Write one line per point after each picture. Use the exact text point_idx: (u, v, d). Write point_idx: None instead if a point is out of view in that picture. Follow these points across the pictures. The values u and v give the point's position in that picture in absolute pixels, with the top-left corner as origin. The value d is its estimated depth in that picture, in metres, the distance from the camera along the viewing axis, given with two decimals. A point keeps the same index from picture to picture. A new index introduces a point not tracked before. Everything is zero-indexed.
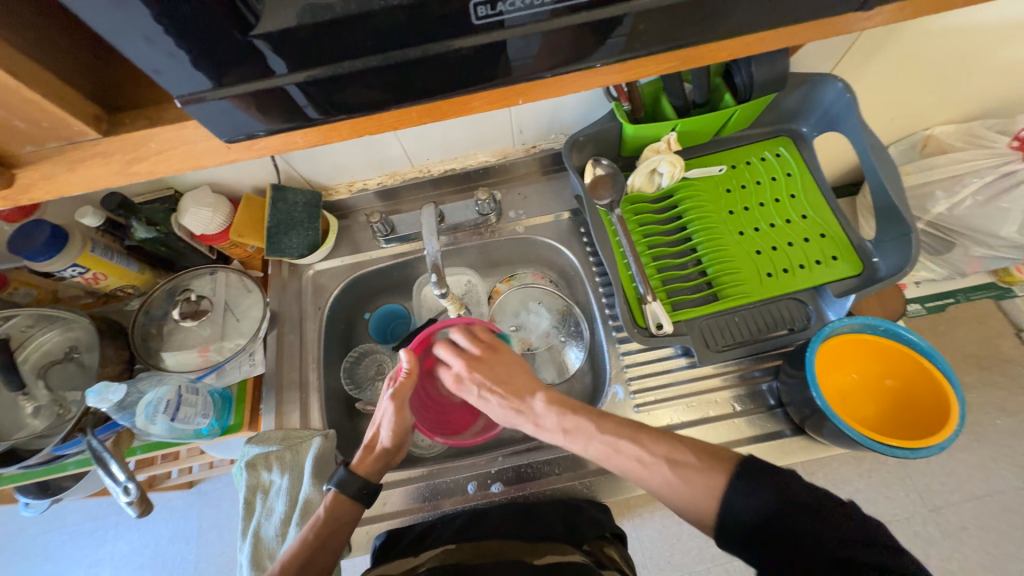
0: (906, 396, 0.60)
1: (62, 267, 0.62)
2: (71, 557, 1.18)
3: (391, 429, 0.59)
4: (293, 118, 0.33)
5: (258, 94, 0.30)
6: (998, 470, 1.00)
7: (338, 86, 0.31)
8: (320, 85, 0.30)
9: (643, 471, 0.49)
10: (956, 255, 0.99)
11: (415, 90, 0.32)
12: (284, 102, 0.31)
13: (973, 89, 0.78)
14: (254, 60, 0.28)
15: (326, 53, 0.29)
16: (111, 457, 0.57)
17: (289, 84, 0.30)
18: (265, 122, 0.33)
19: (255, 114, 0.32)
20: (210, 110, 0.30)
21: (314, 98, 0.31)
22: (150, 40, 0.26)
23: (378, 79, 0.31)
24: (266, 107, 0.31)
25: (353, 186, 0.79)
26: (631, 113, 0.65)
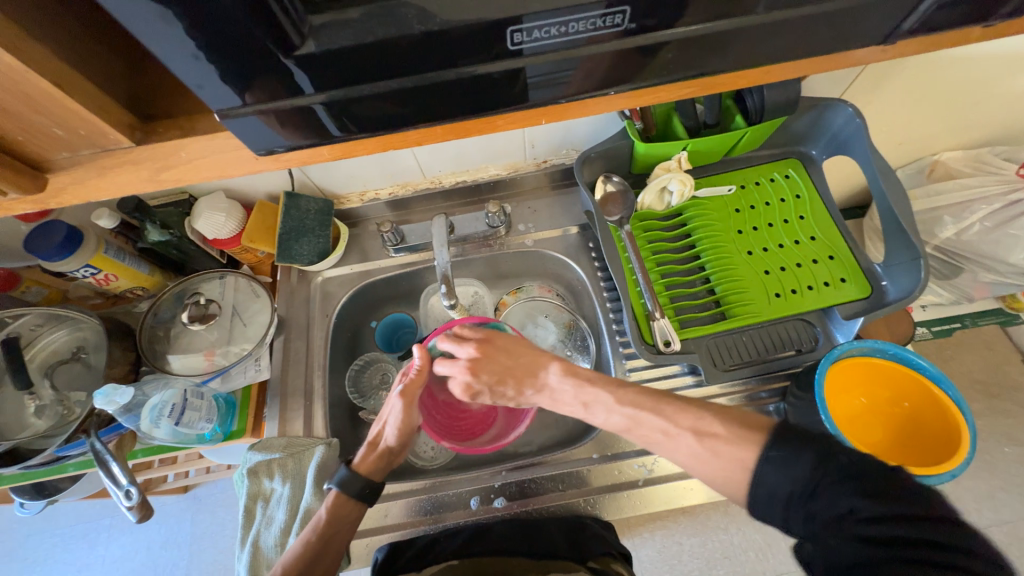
0: (916, 422, 0.59)
1: (74, 268, 0.62)
2: (61, 560, 1.16)
3: (396, 427, 0.59)
4: (318, 134, 0.33)
5: (287, 112, 0.31)
6: (1006, 499, 0.99)
7: (363, 105, 0.31)
8: (346, 105, 0.31)
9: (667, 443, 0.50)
10: (964, 280, 1.00)
11: (440, 109, 0.33)
12: (312, 119, 0.32)
13: (982, 117, 0.79)
14: (286, 78, 0.29)
15: (357, 74, 0.29)
16: (112, 460, 0.57)
17: (317, 104, 0.30)
18: (289, 137, 0.33)
19: (280, 130, 0.32)
20: (242, 124, 0.31)
21: (339, 117, 0.32)
22: (196, 58, 0.26)
23: (404, 100, 0.32)
24: (293, 124, 0.32)
25: (365, 195, 0.80)
26: (643, 130, 0.66)
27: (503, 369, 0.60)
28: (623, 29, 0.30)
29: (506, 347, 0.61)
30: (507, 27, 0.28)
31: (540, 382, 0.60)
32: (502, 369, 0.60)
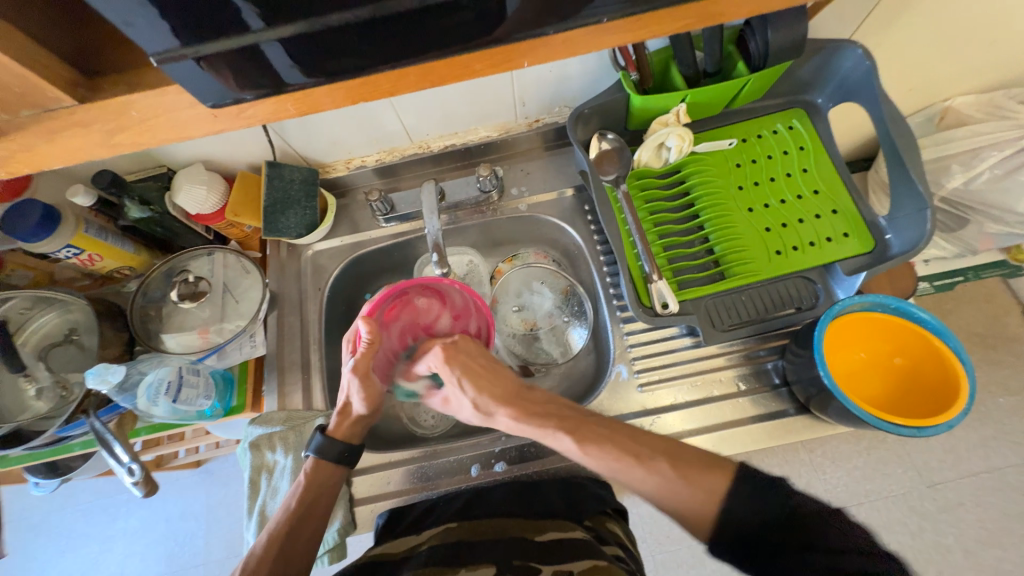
0: (914, 374, 0.59)
1: (56, 248, 0.60)
2: (85, 533, 1.21)
3: (363, 397, 0.56)
4: (278, 79, 0.31)
5: (238, 53, 0.28)
6: (997, 447, 1.01)
7: (323, 41, 0.29)
8: (301, 42, 0.29)
9: (637, 468, 0.48)
10: (969, 232, 0.97)
11: (407, 48, 0.30)
12: (266, 62, 0.29)
13: (998, 56, 0.75)
14: (229, 12, 0.26)
15: (305, 7, 0.27)
16: (114, 439, 0.57)
17: (268, 42, 0.28)
18: (247, 86, 0.31)
19: (234, 77, 0.30)
20: (184, 68, 0.28)
21: (298, 57, 0.30)
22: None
23: (366, 36, 0.29)
24: (247, 68, 0.30)
25: (351, 162, 0.77)
26: (639, 83, 0.62)
27: (474, 369, 0.57)
28: None
29: (472, 349, 0.58)
30: None
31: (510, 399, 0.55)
32: (472, 364, 0.57)
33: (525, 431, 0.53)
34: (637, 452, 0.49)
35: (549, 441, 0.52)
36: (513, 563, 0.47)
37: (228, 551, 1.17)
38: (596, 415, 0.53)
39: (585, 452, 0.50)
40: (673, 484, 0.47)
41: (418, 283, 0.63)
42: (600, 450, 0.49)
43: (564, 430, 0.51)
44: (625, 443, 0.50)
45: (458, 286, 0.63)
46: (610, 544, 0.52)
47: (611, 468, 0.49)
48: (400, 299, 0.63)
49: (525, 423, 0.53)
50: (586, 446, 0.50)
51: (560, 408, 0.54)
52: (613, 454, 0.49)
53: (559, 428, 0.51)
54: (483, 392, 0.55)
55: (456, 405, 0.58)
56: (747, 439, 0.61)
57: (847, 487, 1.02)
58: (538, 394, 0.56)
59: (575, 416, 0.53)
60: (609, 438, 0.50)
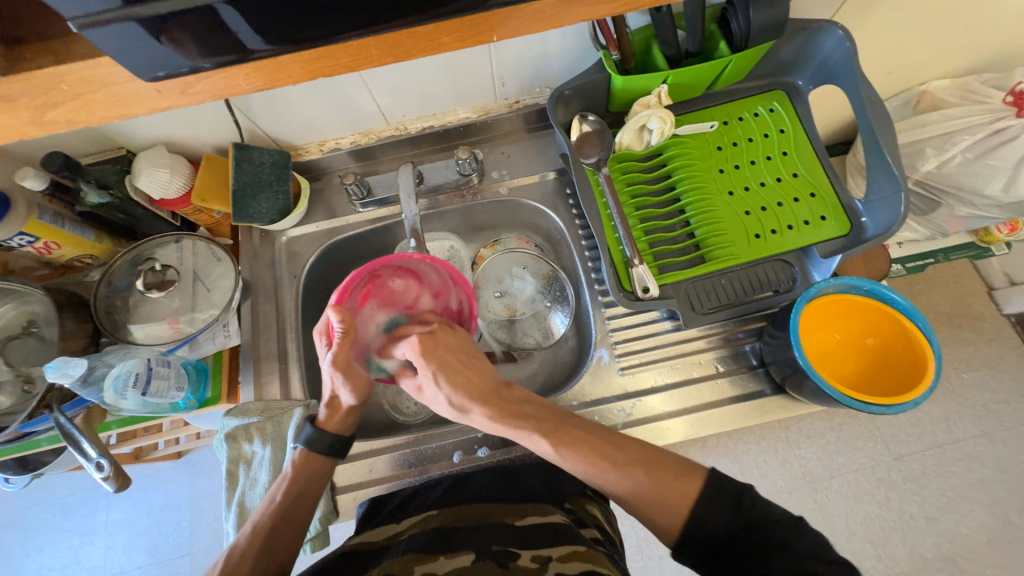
0: (885, 354, 0.61)
1: (7, 236, 0.57)
2: (63, 527, 1.18)
3: (351, 388, 0.55)
4: (228, 50, 0.29)
5: (177, 18, 0.26)
6: (959, 421, 1.06)
7: (280, 5, 0.27)
8: (254, 6, 0.26)
9: (611, 472, 0.49)
10: (941, 214, 1.00)
11: (368, 19, 0.28)
12: (216, 28, 0.27)
13: (974, 39, 0.75)
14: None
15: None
16: (80, 435, 0.55)
17: (219, 3, 0.25)
18: (193, 56, 0.28)
19: (180, 47, 0.28)
20: (116, 38, 0.26)
21: (253, 22, 0.27)
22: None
23: (324, 4, 0.27)
24: (192, 34, 0.27)
25: (325, 145, 0.74)
26: (620, 62, 0.61)
27: (450, 365, 0.54)
28: None
29: (451, 341, 0.56)
30: None
31: (488, 397, 0.54)
32: (446, 359, 0.55)
33: (500, 429, 0.53)
34: (615, 459, 0.49)
35: (522, 441, 0.52)
36: (491, 548, 0.47)
37: (213, 541, 1.16)
38: (573, 417, 0.53)
39: (560, 455, 0.50)
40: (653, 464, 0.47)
41: (391, 263, 0.60)
42: (575, 454, 0.50)
43: (540, 432, 0.51)
44: (601, 448, 0.50)
45: (434, 262, 0.60)
46: (589, 526, 0.53)
47: (585, 471, 0.50)
48: (374, 281, 0.59)
49: (499, 423, 0.53)
50: (562, 450, 0.50)
51: (537, 409, 0.54)
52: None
53: (536, 430, 0.51)
54: (458, 390, 0.54)
55: (431, 399, 0.56)
56: (724, 420, 0.62)
57: (820, 461, 1.06)
58: (516, 393, 0.55)
59: (553, 416, 0.53)
60: (584, 442, 0.50)
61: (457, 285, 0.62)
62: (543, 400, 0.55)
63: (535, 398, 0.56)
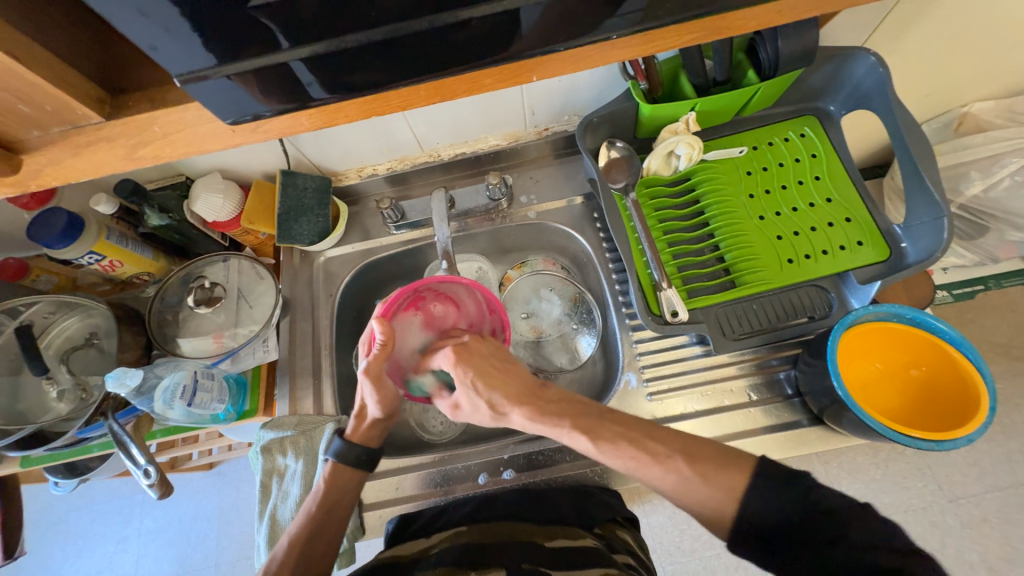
0: (932, 386, 0.58)
1: (79, 254, 0.62)
2: (101, 532, 1.23)
3: (376, 400, 0.56)
4: (296, 97, 0.32)
5: (257, 74, 0.29)
6: (1022, 462, 0.98)
7: (345, 61, 0.30)
8: (321, 62, 0.29)
9: (654, 467, 0.47)
10: (990, 239, 0.95)
11: (418, 67, 0.31)
12: (291, 79, 0.30)
13: (1018, 62, 0.73)
14: (252, 33, 0.27)
15: (327, 27, 0.28)
16: (130, 441, 0.59)
17: (294, 60, 0.29)
18: (267, 103, 0.32)
19: (260, 97, 0.31)
20: (209, 90, 0.30)
21: (318, 75, 0.30)
22: (143, 13, 0.25)
23: (384, 56, 0.30)
24: (264, 85, 0.30)
25: (363, 171, 0.78)
26: (648, 92, 0.63)
27: (486, 369, 0.54)
28: None
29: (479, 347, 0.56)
30: None
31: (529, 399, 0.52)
32: (482, 367, 0.54)
33: (540, 429, 0.51)
34: (656, 452, 0.47)
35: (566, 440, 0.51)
36: (521, 567, 0.47)
37: (239, 554, 1.18)
38: (610, 411, 0.51)
39: (602, 451, 0.48)
40: (691, 482, 0.46)
41: (432, 285, 0.63)
42: (618, 449, 0.48)
43: (579, 430, 0.49)
44: (642, 442, 0.48)
45: (472, 288, 0.63)
46: (621, 553, 0.52)
47: (627, 466, 0.48)
48: (417, 298, 0.63)
49: (538, 422, 0.51)
50: (602, 447, 0.48)
51: (575, 406, 0.52)
52: (631, 453, 0.47)
53: (574, 427, 0.50)
54: (496, 393, 0.53)
55: (468, 405, 0.54)
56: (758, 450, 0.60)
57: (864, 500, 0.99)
58: (552, 391, 0.54)
59: (589, 411, 0.51)
60: (625, 436, 0.48)
61: (491, 311, 0.64)
62: (579, 396, 0.54)
63: (573, 396, 0.54)
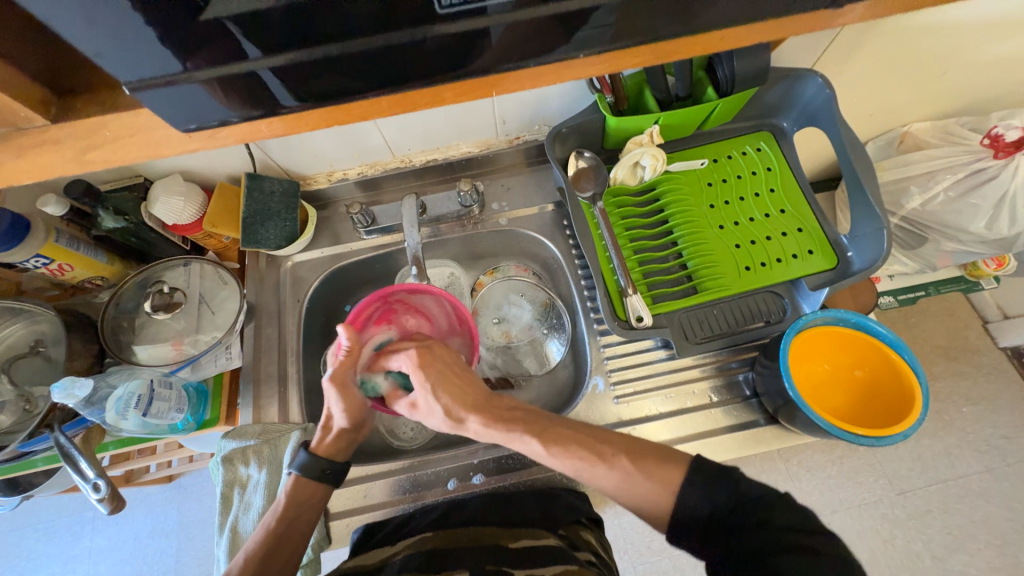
0: (874, 387, 0.62)
1: (24, 258, 0.59)
2: (46, 553, 1.16)
3: (342, 409, 0.55)
4: (258, 105, 0.32)
5: (217, 82, 0.29)
6: (960, 455, 1.05)
7: (309, 71, 0.30)
8: (292, 71, 0.30)
9: (600, 466, 0.49)
10: (929, 249, 1.02)
11: (380, 81, 0.32)
12: (252, 88, 0.30)
13: (949, 86, 0.80)
14: (209, 42, 0.27)
15: (287, 40, 0.28)
16: (79, 454, 0.56)
17: (263, 69, 0.29)
18: (227, 111, 0.32)
19: (222, 102, 0.31)
20: (161, 97, 0.29)
21: (289, 84, 0.31)
22: (91, 20, 0.24)
23: (347, 69, 0.30)
24: (223, 93, 0.30)
25: (333, 175, 0.77)
26: (614, 105, 0.65)
27: (446, 376, 0.54)
28: None
29: (441, 354, 0.57)
30: None
31: (488, 406, 0.53)
32: (443, 371, 0.55)
33: (495, 436, 0.52)
34: (602, 451, 0.49)
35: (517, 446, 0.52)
36: (485, 568, 0.48)
37: (200, 571, 1.13)
38: (559, 417, 0.53)
39: (550, 453, 0.50)
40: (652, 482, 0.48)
41: (404, 295, 0.64)
42: (565, 451, 0.49)
43: (531, 433, 0.51)
44: (589, 442, 0.50)
45: (439, 296, 0.64)
46: (583, 550, 0.53)
47: (575, 467, 0.50)
48: (389, 311, 0.64)
49: (492, 428, 0.52)
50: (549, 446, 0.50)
51: (528, 414, 0.54)
52: (580, 454, 0.49)
53: (526, 432, 0.51)
54: (455, 399, 0.53)
55: (421, 411, 0.55)
56: (718, 449, 0.62)
57: (821, 495, 1.04)
58: (507, 401, 0.55)
59: (542, 418, 0.53)
60: (572, 439, 0.50)
61: (459, 321, 0.65)
62: (532, 405, 0.55)
63: (525, 405, 0.55)
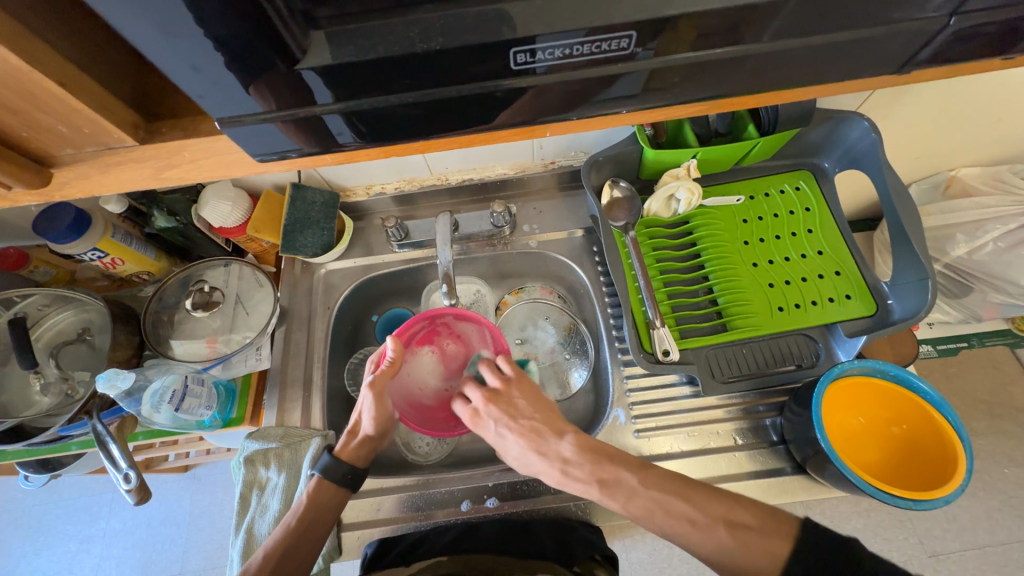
0: (912, 444, 0.59)
1: (82, 251, 0.63)
2: (64, 531, 1.19)
3: (371, 418, 0.57)
4: (327, 140, 0.34)
5: (295, 122, 0.31)
6: (1002, 520, 0.98)
7: (379, 114, 0.32)
8: (364, 112, 0.31)
9: (686, 528, 0.46)
10: (974, 299, 0.98)
11: (442, 123, 0.33)
12: (325, 124, 0.32)
13: (1003, 134, 0.78)
14: (291, 87, 0.29)
15: (360, 88, 0.30)
16: (111, 440, 0.58)
17: (335, 112, 0.31)
18: (296, 143, 0.33)
19: (289, 137, 0.33)
20: (245, 132, 0.31)
21: (355, 125, 0.32)
22: (192, 63, 0.26)
23: (412, 112, 0.32)
24: (297, 130, 0.32)
25: (371, 188, 0.79)
26: (653, 137, 0.67)
27: (523, 406, 0.56)
28: (627, 53, 0.29)
29: (519, 386, 0.58)
30: (511, 48, 0.28)
31: (571, 442, 0.52)
32: (520, 409, 0.55)
33: (571, 480, 0.51)
34: (692, 516, 0.46)
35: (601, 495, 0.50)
36: None
37: (207, 563, 1.15)
38: (648, 469, 0.50)
39: (635, 509, 0.48)
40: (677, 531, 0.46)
41: (448, 319, 0.64)
42: (652, 510, 0.47)
43: (615, 486, 0.49)
44: (673, 502, 0.47)
45: (474, 318, 0.63)
46: None
47: (659, 526, 0.47)
48: (433, 331, 0.64)
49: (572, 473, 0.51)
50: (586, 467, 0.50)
51: (614, 458, 0.51)
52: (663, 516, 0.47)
53: (609, 483, 0.49)
54: (533, 436, 0.53)
55: (500, 447, 0.55)
56: (741, 495, 0.60)
57: None
58: (591, 439, 0.53)
59: (629, 468, 0.50)
60: (663, 501, 0.47)
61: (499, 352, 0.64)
62: (621, 450, 0.52)
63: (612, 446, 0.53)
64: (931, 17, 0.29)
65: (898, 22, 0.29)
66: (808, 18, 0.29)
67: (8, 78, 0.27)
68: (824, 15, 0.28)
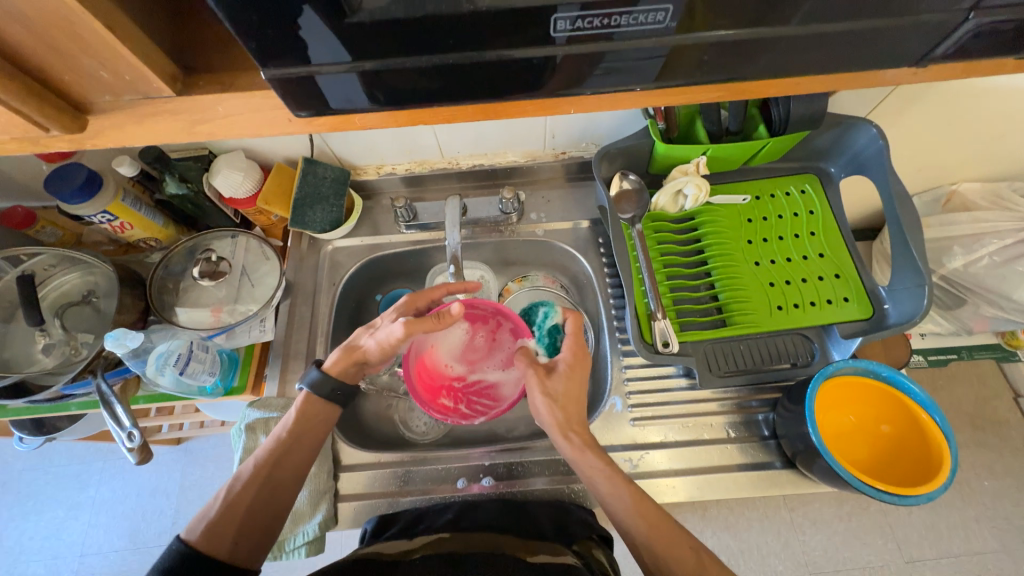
0: (900, 444, 0.60)
1: (90, 213, 0.63)
2: (53, 497, 1.20)
3: (382, 344, 0.55)
4: (356, 102, 0.34)
5: (331, 79, 0.31)
6: (978, 530, 1.01)
7: (410, 76, 0.32)
8: (396, 73, 0.32)
9: (664, 524, 0.49)
10: (966, 311, 1.00)
11: (469, 91, 0.34)
12: (359, 84, 0.32)
13: (1006, 150, 0.79)
14: (333, 42, 0.29)
15: (396, 48, 0.30)
16: (116, 400, 0.59)
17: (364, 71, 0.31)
18: (324, 104, 0.34)
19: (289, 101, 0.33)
20: (287, 86, 0.32)
21: (372, 92, 0.33)
22: (237, 11, 0.27)
23: (441, 78, 0.32)
24: (331, 88, 0.32)
25: (382, 169, 0.80)
26: (665, 130, 0.67)
27: (568, 393, 0.54)
28: (663, 27, 0.30)
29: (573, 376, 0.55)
30: (555, 15, 0.29)
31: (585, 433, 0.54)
32: (565, 390, 0.54)
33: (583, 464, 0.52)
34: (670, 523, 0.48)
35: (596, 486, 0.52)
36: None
37: None
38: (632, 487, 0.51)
39: (635, 512, 0.49)
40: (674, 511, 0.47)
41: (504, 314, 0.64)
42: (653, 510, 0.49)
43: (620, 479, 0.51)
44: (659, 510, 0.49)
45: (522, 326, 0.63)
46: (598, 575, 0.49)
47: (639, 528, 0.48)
48: (483, 316, 0.64)
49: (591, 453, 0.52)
50: (589, 445, 0.53)
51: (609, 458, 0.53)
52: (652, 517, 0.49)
53: (617, 475, 0.51)
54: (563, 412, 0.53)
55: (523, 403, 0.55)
56: (730, 486, 0.62)
57: (825, 551, 1.01)
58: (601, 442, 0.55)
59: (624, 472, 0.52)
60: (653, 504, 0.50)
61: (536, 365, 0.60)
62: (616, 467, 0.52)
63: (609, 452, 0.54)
64: (955, 11, 0.30)
65: (923, 14, 0.30)
66: (837, 5, 0.29)
67: (57, 15, 0.27)
68: (853, 4, 0.29)
